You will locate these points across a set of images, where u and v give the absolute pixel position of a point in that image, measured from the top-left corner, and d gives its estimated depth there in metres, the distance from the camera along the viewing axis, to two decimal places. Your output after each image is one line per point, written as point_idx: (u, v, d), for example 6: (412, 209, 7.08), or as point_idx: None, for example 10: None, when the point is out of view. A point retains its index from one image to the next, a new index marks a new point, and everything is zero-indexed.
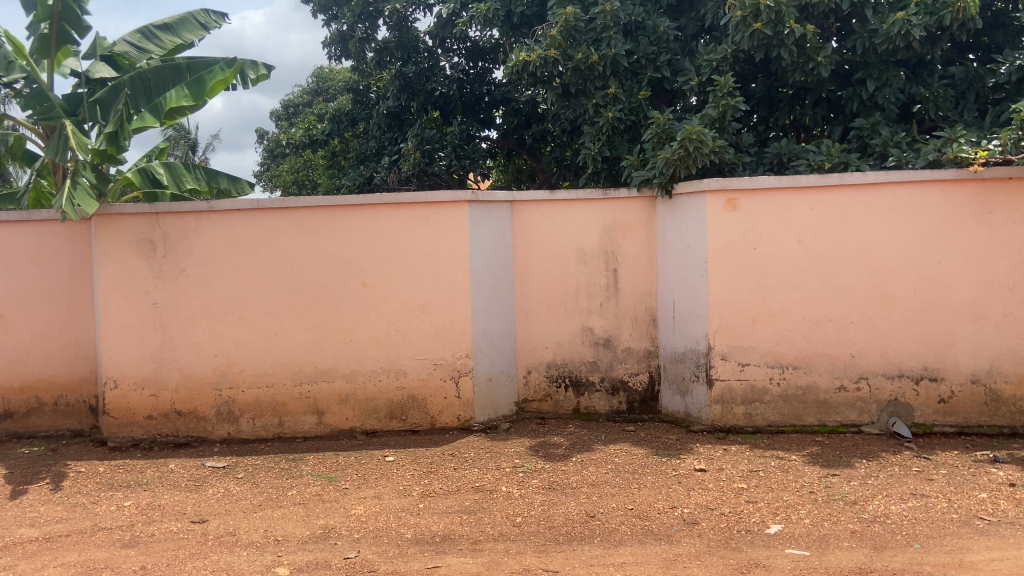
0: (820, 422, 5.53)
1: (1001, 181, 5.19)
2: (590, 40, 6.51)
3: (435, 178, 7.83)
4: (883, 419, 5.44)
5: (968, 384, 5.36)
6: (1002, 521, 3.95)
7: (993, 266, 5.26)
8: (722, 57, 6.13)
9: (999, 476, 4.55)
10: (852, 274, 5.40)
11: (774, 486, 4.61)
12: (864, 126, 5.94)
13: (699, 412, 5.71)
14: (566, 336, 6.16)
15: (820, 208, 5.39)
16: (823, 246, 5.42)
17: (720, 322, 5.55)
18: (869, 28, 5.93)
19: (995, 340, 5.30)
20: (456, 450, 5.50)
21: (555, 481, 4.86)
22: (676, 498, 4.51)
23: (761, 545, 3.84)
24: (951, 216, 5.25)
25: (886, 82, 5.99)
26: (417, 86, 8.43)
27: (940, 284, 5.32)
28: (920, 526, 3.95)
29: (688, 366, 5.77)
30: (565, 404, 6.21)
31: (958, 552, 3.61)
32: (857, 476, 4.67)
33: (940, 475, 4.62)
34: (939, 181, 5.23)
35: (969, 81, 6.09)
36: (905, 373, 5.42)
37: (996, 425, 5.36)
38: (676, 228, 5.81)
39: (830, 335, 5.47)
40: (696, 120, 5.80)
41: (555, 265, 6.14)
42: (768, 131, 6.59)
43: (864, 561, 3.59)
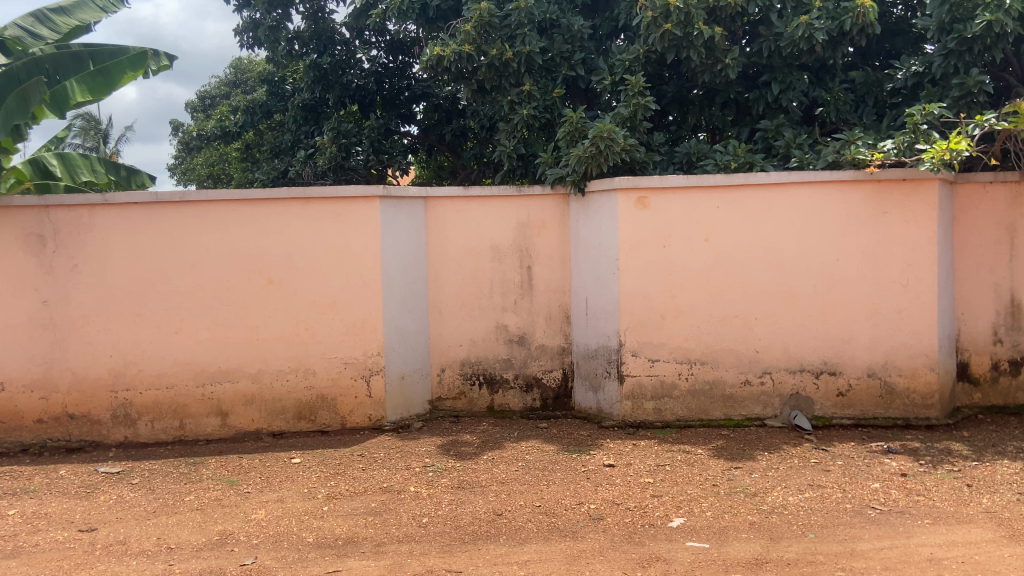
0: (727, 416, 5.65)
1: (895, 183, 5.38)
2: (504, 37, 6.51)
3: (351, 173, 7.69)
4: (785, 412, 5.60)
5: (865, 377, 5.55)
6: (891, 510, 4.11)
7: (888, 263, 5.46)
8: (635, 57, 6.17)
9: (892, 467, 4.73)
10: (756, 271, 5.55)
11: (679, 479, 4.69)
12: (769, 127, 6.10)
13: (610, 408, 5.76)
14: (480, 333, 6.12)
15: (726, 207, 5.52)
16: (728, 244, 5.54)
17: (631, 318, 5.61)
18: (773, 32, 6.07)
19: (890, 335, 5.50)
20: (366, 450, 5.39)
21: (465, 480, 4.81)
22: (584, 493, 4.53)
23: (663, 539, 3.89)
24: (849, 215, 5.44)
25: (790, 85, 6.17)
26: (333, 78, 8.17)
27: (839, 281, 5.50)
28: (815, 516, 4.07)
29: (601, 363, 5.82)
30: (479, 402, 6.17)
31: (849, 542, 3.74)
32: (758, 468, 4.79)
33: (836, 466, 4.78)
34: (838, 182, 5.41)
35: (868, 86, 6.30)
36: (806, 367, 5.59)
37: (891, 417, 5.54)
38: (589, 227, 5.84)
39: (735, 330, 5.60)
40: (608, 119, 5.83)
41: (469, 262, 6.10)
42: (679, 132, 6.70)
43: (761, 552, 3.68)
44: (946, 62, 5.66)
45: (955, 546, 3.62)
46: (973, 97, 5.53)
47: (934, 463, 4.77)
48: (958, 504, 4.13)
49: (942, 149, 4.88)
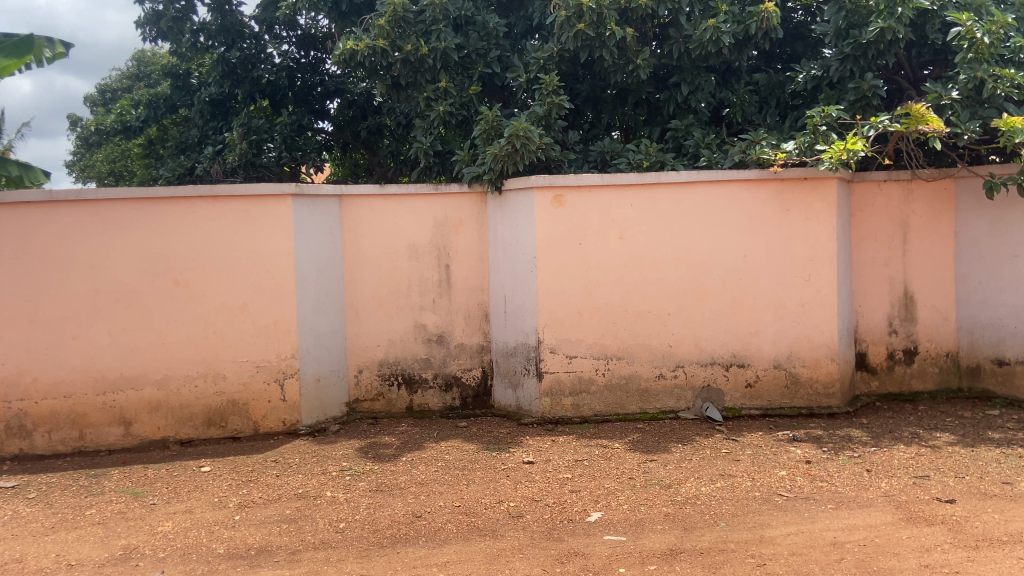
0: (642, 410, 5.77)
1: (797, 181, 5.61)
2: (419, 33, 6.42)
3: (264, 171, 7.48)
4: (697, 404, 5.76)
5: (772, 368, 5.75)
6: (797, 497, 4.28)
7: (792, 259, 5.68)
8: (549, 56, 6.25)
9: (797, 455, 4.93)
10: (669, 268, 5.68)
11: (597, 474, 4.75)
12: (679, 127, 6.26)
13: (529, 405, 5.79)
14: (398, 333, 6.05)
15: (639, 205, 5.62)
16: (642, 242, 5.65)
17: (549, 316, 5.66)
18: (682, 34, 6.20)
19: (795, 328, 5.72)
20: (280, 456, 5.25)
21: (383, 483, 4.74)
22: (503, 492, 4.53)
23: (581, 534, 3.93)
24: (755, 213, 5.63)
25: (698, 87, 6.34)
26: (242, 72, 7.89)
27: (747, 276, 5.69)
28: (726, 505, 4.20)
29: (520, 360, 5.84)
30: (397, 403, 6.09)
31: (758, 529, 3.87)
32: (672, 460, 4.91)
33: (745, 456, 4.95)
34: (745, 180, 5.60)
35: (771, 88, 6.54)
36: (717, 360, 5.75)
37: (796, 406, 5.77)
38: (507, 224, 5.85)
39: (649, 326, 5.71)
40: (523, 117, 5.86)
41: (386, 261, 6.01)
42: (593, 130, 6.79)
43: (675, 542, 3.76)
44: (843, 66, 5.92)
45: (857, 529, 3.80)
46: (868, 99, 5.80)
47: (836, 449, 5.00)
48: (859, 489, 4.34)
49: (840, 149, 5.10)
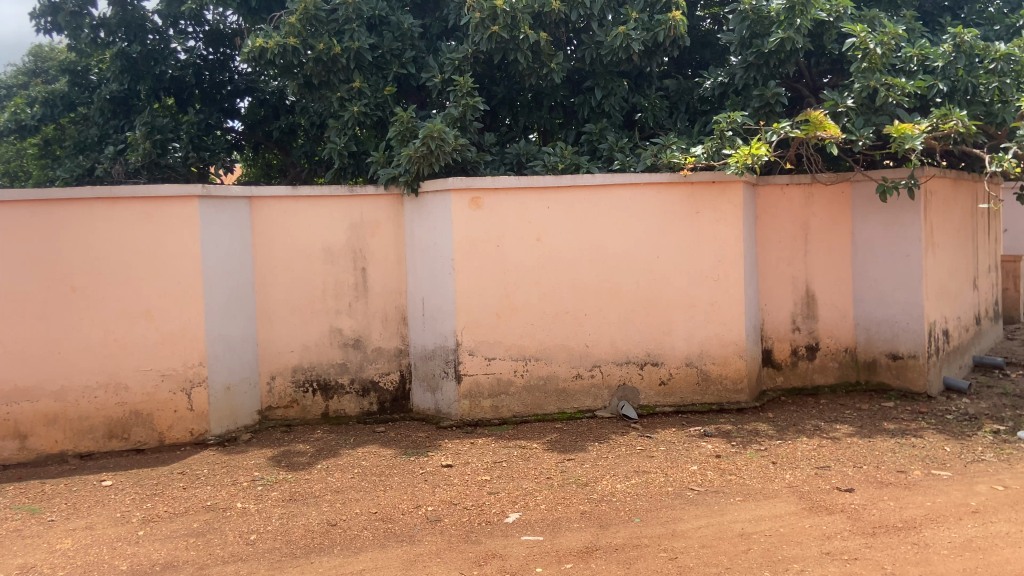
0: (560, 410, 5.82)
1: (706, 184, 5.78)
2: (332, 32, 6.31)
3: (169, 171, 7.19)
4: (613, 402, 5.86)
5: (684, 366, 5.90)
6: (708, 490, 4.41)
7: (702, 260, 5.84)
8: (464, 56, 6.21)
9: (708, 449, 5.08)
10: (585, 269, 5.76)
11: (514, 475, 4.77)
12: (594, 130, 6.36)
13: (448, 408, 5.76)
14: (313, 338, 5.92)
15: (555, 208, 5.68)
16: (558, 243, 5.71)
17: (467, 318, 5.65)
18: (595, 40, 6.31)
19: (705, 327, 5.88)
20: (188, 467, 5.06)
21: (296, 491, 4.63)
22: (421, 496, 4.49)
23: (499, 536, 3.94)
24: (667, 215, 5.77)
25: (611, 91, 6.46)
26: (144, 68, 7.52)
27: (660, 276, 5.82)
28: (641, 501, 4.29)
29: (438, 363, 5.80)
30: (312, 409, 5.96)
31: (671, 523, 3.96)
32: (589, 458, 4.97)
33: (659, 452, 5.06)
34: (657, 183, 5.73)
35: (680, 93, 6.73)
36: (632, 359, 5.86)
37: (707, 402, 5.94)
38: (423, 227, 5.80)
39: (566, 327, 5.78)
40: (438, 119, 5.84)
41: (299, 265, 5.87)
42: (510, 133, 6.82)
43: (591, 540, 3.81)
44: (747, 74, 6.14)
45: (763, 520, 3.94)
46: (770, 107, 6.04)
47: (744, 443, 5.17)
48: (765, 481, 4.51)
49: (745, 154, 5.31)
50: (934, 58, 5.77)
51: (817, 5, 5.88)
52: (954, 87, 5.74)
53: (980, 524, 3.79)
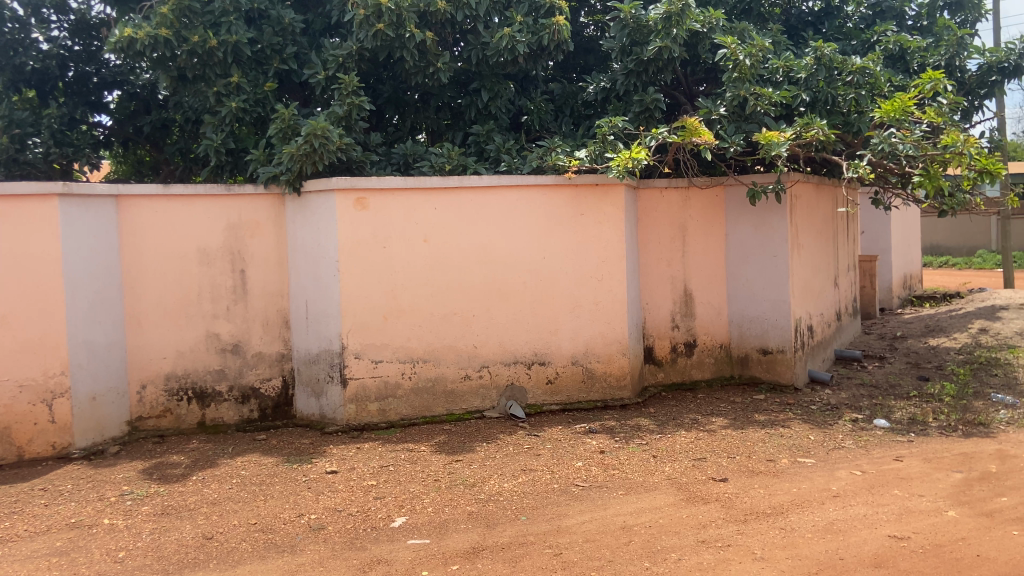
0: (449, 411, 5.79)
1: (590, 187, 5.91)
2: (207, 24, 6.09)
3: (28, 167, 6.62)
4: (501, 403, 5.89)
5: (570, 364, 6.00)
6: (592, 485, 4.51)
7: (587, 260, 5.96)
8: (347, 53, 6.15)
9: (593, 446, 5.19)
10: (473, 270, 5.76)
11: (401, 478, 4.71)
12: (481, 132, 6.38)
13: (333, 413, 5.60)
14: (188, 343, 5.64)
15: (443, 209, 5.66)
16: (446, 244, 5.69)
17: (353, 321, 5.53)
18: (480, 41, 6.33)
19: (589, 326, 6.01)
20: (49, 483, 4.70)
21: (169, 505, 4.39)
22: (304, 505, 4.36)
23: (384, 540, 3.88)
24: (553, 217, 5.86)
25: (497, 93, 6.50)
26: (3, 58, 6.89)
27: (546, 276, 5.90)
28: (527, 499, 4.33)
29: (322, 367, 5.64)
30: (187, 419, 5.67)
31: (556, 519, 4.02)
32: (477, 459, 4.98)
33: (546, 450, 5.13)
34: (542, 185, 5.81)
35: (565, 97, 6.86)
36: (519, 359, 5.91)
37: (593, 400, 6.07)
38: (306, 227, 5.64)
39: (454, 328, 5.76)
40: (321, 117, 5.70)
41: (172, 267, 5.58)
42: (397, 133, 6.75)
43: (478, 540, 3.81)
44: (628, 80, 6.34)
45: (644, 512, 4.07)
46: (650, 112, 6.24)
47: (627, 439, 5.32)
48: (647, 474, 4.66)
49: (626, 158, 5.46)
50: (798, 71, 6.15)
51: (692, 17, 6.11)
52: (816, 98, 6.13)
53: (840, 507, 4.06)
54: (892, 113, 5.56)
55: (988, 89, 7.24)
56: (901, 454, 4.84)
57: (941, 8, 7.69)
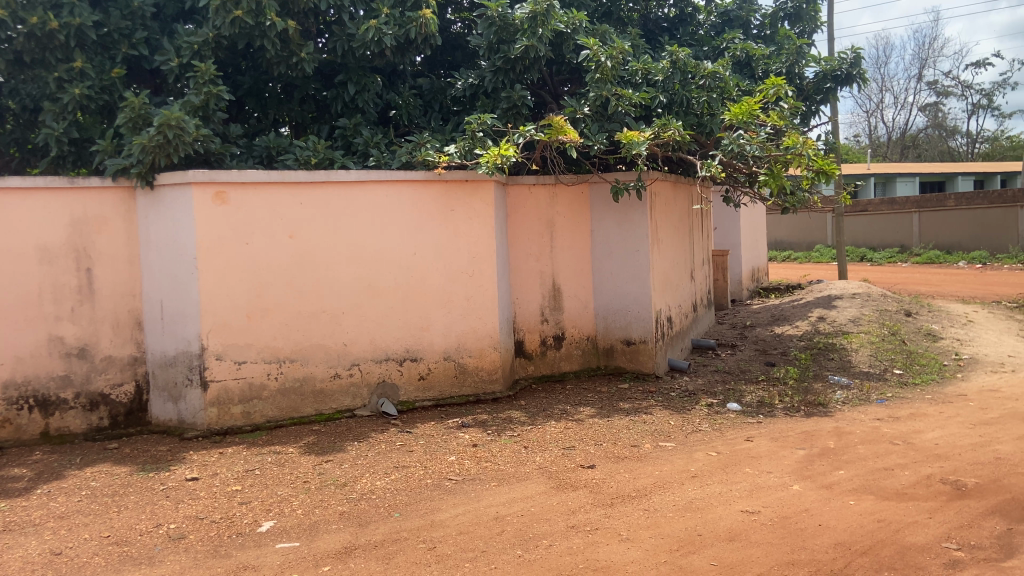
0: (317, 411, 5.65)
1: (459, 183, 5.92)
2: (47, 5, 5.61)
3: None
4: (372, 401, 5.80)
5: (442, 360, 6.00)
6: (465, 479, 4.54)
7: (457, 256, 5.98)
8: (203, 41, 5.82)
9: (466, 439, 5.23)
10: (341, 267, 5.64)
11: (268, 482, 4.55)
12: (347, 125, 6.26)
13: (193, 418, 5.32)
14: (27, 348, 5.18)
15: (309, 204, 5.50)
16: (312, 240, 5.54)
17: (213, 321, 5.28)
18: (346, 33, 6.17)
19: (461, 320, 6.03)
20: None
21: (10, 522, 4.02)
22: (163, 514, 4.12)
23: (251, 546, 3.74)
24: (423, 213, 5.83)
25: (364, 87, 6.38)
26: None
27: (417, 271, 5.86)
28: (400, 495, 4.31)
29: (180, 371, 5.34)
30: (28, 429, 5.22)
31: (430, 514, 4.03)
32: (348, 458, 4.89)
33: (418, 446, 5.12)
34: (412, 181, 5.77)
35: (434, 92, 6.85)
36: (391, 356, 5.85)
37: (465, 394, 6.10)
38: (160, 223, 5.33)
39: (323, 326, 5.62)
40: (175, 106, 5.40)
41: (9, 266, 5.12)
42: (259, 125, 6.54)
43: (349, 540, 3.75)
44: (495, 78, 6.41)
45: (516, 502, 4.15)
46: (518, 109, 6.35)
47: (499, 431, 5.40)
48: (518, 464, 4.75)
49: (495, 154, 5.54)
50: (656, 73, 6.45)
51: (556, 18, 6.28)
52: (672, 100, 6.45)
53: (699, 487, 4.31)
54: (740, 116, 5.92)
55: (823, 95, 7.89)
56: (751, 434, 5.20)
57: (781, 19, 8.31)
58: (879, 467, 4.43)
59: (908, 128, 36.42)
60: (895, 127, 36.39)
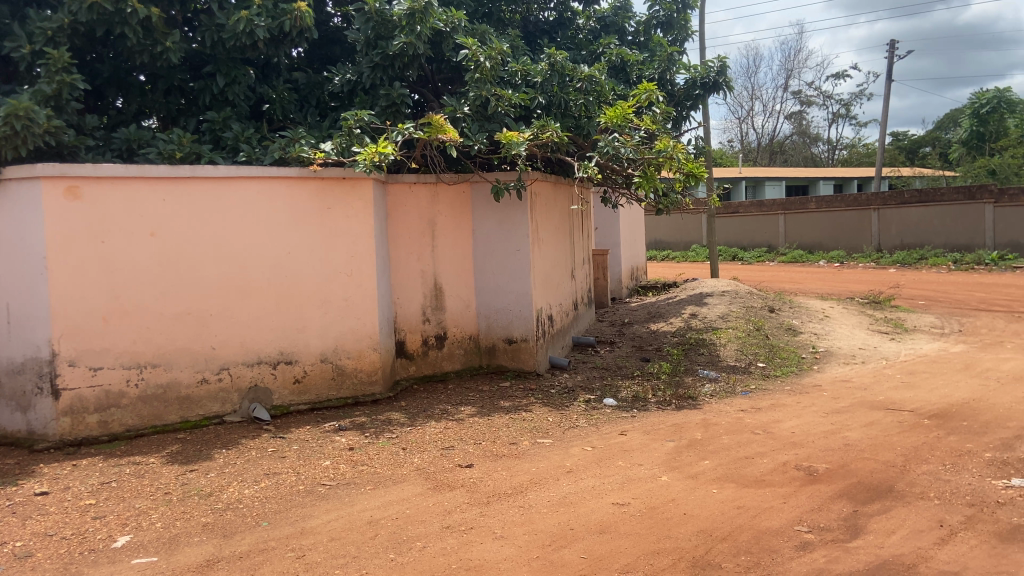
0: (183, 419, 5.38)
1: (337, 180, 5.77)
2: None
3: None
4: (243, 406, 5.58)
5: (318, 363, 5.85)
6: (339, 483, 4.44)
7: (334, 255, 5.82)
8: (57, 26, 5.46)
9: (342, 443, 5.12)
10: (208, 266, 5.39)
11: (126, 495, 4.30)
12: (216, 119, 5.99)
13: (43, 429, 4.95)
14: None
15: (173, 200, 5.23)
16: (177, 239, 5.27)
17: (65, 324, 4.93)
18: (215, 23, 5.92)
19: (338, 322, 5.88)
20: None
21: None
22: (6, 533, 3.81)
23: (104, 563, 3.51)
24: (297, 211, 5.65)
25: (235, 79, 6.11)
26: None
27: (291, 272, 5.68)
28: (269, 503, 4.17)
29: (28, 378, 4.96)
30: None
31: (300, 521, 3.92)
32: (215, 467, 4.68)
33: (291, 451, 4.97)
34: (285, 177, 5.58)
35: (310, 87, 6.67)
36: (263, 359, 5.64)
37: (342, 397, 5.97)
38: (5, 219, 4.93)
39: (188, 328, 5.36)
40: (23, 94, 5.01)
41: None
42: (121, 116, 6.17)
43: (213, 552, 3.59)
44: (373, 74, 6.31)
45: (391, 505, 4.10)
46: (397, 107, 6.29)
47: (377, 433, 5.32)
48: (395, 467, 4.70)
49: (372, 152, 5.46)
50: (534, 75, 6.55)
51: (434, 16, 6.26)
52: (551, 102, 6.58)
53: (573, 481, 4.40)
54: (615, 120, 6.06)
55: (693, 102, 8.21)
56: (625, 428, 5.36)
57: (654, 26, 8.61)
58: (741, 456, 4.66)
59: (777, 135, 38.65)
60: (766, 134, 38.53)
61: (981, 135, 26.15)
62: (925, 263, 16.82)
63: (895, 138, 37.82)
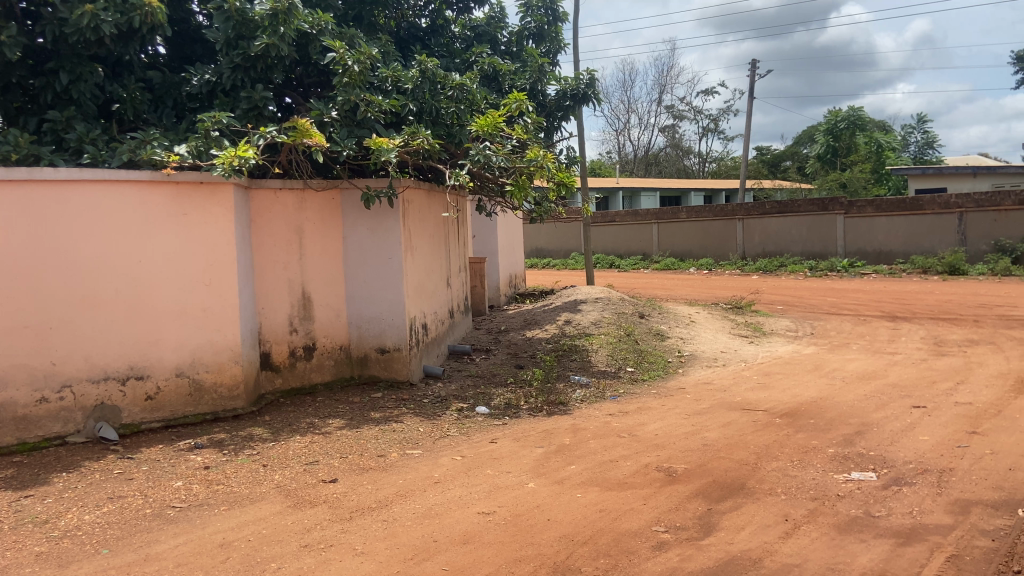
0: (19, 441, 4.98)
1: (193, 185, 5.47)
2: None
3: None
4: (89, 425, 5.20)
5: (173, 377, 5.53)
6: (190, 505, 4.20)
7: (190, 264, 5.51)
8: None
9: (197, 462, 4.85)
10: (48, 277, 5.00)
11: None
12: (58, 118, 5.57)
13: None
14: None
15: (6, 206, 4.85)
16: (10, 247, 4.89)
17: None
18: (58, 16, 5.51)
19: (196, 334, 5.58)
20: None
21: None
22: None
23: None
24: (149, 217, 5.31)
25: (80, 76, 5.72)
26: None
27: (143, 281, 5.34)
28: (112, 529, 3.88)
29: None
30: None
31: (145, 547, 3.66)
32: (52, 492, 4.32)
33: (140, 473, 4.66)
34: (135, 182, 5.24)
35: (166, 87, 6.31)
36: (111, 375, 5.27)
37: (200, 413, 5.66)
38: None
39: (26, 342, 4.97)
40: None
41: None
42: None
43: None
44: (234, 75, 6.06)
45: (246, 525, 3.90)
46: (259, 110, 6.07)
47: (236, 450, 5.07)
48: (253, 485, 4.49)
49: (231, 156, 5.23)
50: (405, 82, 6.48)
51: (299, 17, 6.10)
52: (422, 109, 6.51)
53: (439, 492, 4.34)
54: (486, 128, 6.06)
55: (564, 113, 8.37)
56: (495, 436, 5.36)
57: (527, 37, 8.75)
58: (605, 460, 4.75)
59: (653, 147, 40.19)
60: (642, 146, 40.00)
61: (834, 150, 28.17)
62: (784, 269, 17.89)
63: (760, 152, 40.15)
